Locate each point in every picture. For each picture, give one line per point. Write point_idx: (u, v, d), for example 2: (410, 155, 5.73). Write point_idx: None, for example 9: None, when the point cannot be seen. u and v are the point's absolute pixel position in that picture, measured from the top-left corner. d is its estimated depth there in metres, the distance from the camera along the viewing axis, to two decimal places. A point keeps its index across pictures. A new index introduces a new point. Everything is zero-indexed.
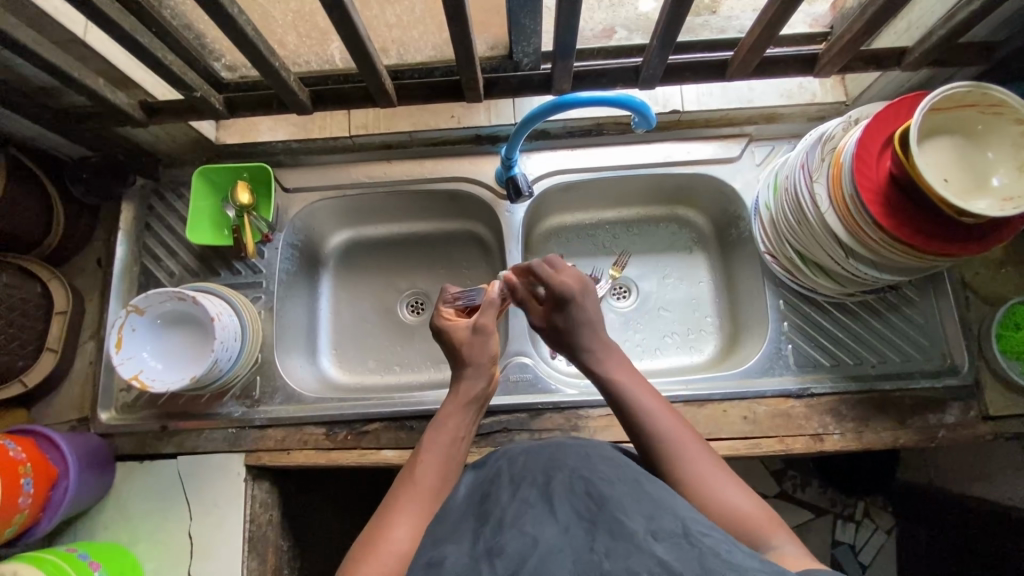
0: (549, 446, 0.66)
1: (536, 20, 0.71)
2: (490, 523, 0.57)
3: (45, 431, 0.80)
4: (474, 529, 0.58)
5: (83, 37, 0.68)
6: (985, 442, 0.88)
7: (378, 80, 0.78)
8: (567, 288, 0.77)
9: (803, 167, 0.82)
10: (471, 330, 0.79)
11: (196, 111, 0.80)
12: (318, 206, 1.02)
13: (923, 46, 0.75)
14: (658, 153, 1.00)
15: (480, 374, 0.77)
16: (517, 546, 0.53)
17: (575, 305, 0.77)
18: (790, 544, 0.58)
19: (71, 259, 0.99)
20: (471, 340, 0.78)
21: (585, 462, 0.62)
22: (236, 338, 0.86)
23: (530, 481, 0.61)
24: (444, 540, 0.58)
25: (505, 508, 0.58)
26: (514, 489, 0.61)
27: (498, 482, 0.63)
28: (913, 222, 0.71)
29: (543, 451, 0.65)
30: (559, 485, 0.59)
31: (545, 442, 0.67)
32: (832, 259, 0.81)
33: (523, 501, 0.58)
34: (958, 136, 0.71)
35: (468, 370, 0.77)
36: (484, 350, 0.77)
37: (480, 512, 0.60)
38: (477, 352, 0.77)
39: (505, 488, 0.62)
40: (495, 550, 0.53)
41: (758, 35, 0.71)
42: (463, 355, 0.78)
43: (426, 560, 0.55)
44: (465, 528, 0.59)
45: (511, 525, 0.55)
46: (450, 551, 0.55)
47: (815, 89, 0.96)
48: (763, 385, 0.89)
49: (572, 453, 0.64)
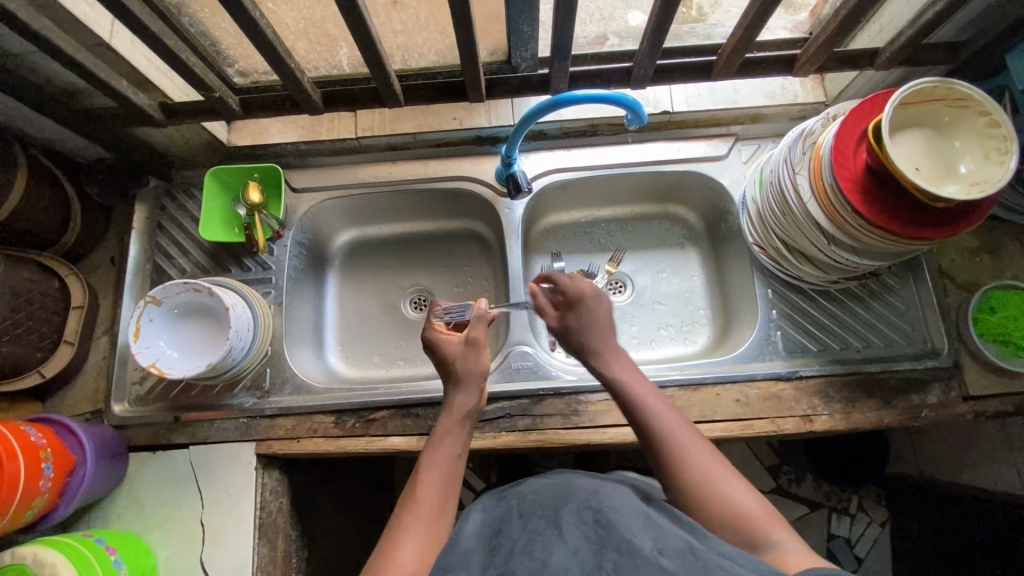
0: (562, 484, 0.71)
1: (534, 26, 0.76)
2: (502, 554, 0.62)
3: (63, 420, 0.83)
4: (486, 558, 0.63)
5: (109, 41, 0.72)
6: (967, 421, 0.92)
7: (386, 82, 0.82)
8: (581, 291, 0.83)
9: (786, 161, 0.87)
10: (464, 345, 0.82)
11: (212, 112, 0.85)
12: (325, 205, 1.06)
13: (893, 47, 0.81)
14: (650, 152, 1.06)
15: (471, 389, 0.80)
16: (528, 569, 0.57)
17: (586, 306, 0.83)
18: (795, 545, 0.59)
19: (85, 258, 1.02)
20: (461, 357, 0.81)
21: (594, 496, 0.67)
22: (248, 329, 0.89)
23: (540, 514, 0.66)
24: (456, 568, 0.61)
25: (516, 539, 0.63)
26: (524, 522, 0.66)
27: (510, 519, 0.67)
28: (888, 209, 0.76)
29: (555, 490, 0.70)
30: (569, 516, 0.64)
31: (558, 483, 0.72)
32: (815, 246, 0.86)
33: (533, 531, 0.63)
34: (927, 128, 0.76)
35: (459, 386, 0.80)
36: (473, 366, 0.80)
37: (491, 547, 0.64)
38: (469, 367, 0.80)
39: (516, 522, 0.66)
40: (507, 573, 0.58)
41: (739, 37, 0.76)
42: (454, 371, 0.81)
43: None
44: (475, 560, 0.62)
45: (523, 551, 0.60)
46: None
47: (797, 90, 1.02)
48: (754, 369, 0.94)
49: (581, 491, 0.69)
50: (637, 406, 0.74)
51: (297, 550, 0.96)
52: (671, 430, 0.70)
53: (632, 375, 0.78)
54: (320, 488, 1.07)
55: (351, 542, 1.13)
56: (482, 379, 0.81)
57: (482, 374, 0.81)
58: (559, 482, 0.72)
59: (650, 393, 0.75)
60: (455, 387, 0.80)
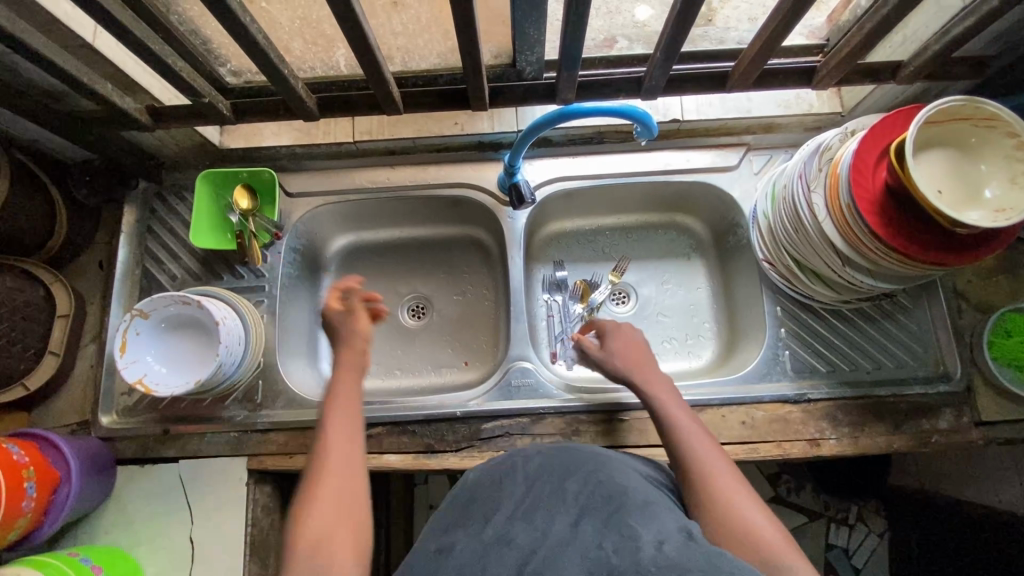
0: (570, 452, 0.74)
1: (541, 30, 0.72)
2: (503, 513, 0.65)
3: (47, 435, 0.80)
4: (487, 515, 0.66)
5: (92, 43, 0.69)
6: (977, 447, 0.90)
7: (385, 88, 0.78)
8: (608, 324, 0.90)
9: (801, 177, 0.83)
10: (343, 315, 0.81)
11: (203, 116, 0.81)
12: (320, 210, 1.02)
13: (918, 60, 0.77)
14: (658, 161, 1.02)
15: (358, 357, 0.79)
16: (527, 537, 0.60)
17: (615, 335, 0.88)
18: None
19: (72, 263, 0.99)
20: (348, 323, 0.81)
21: (603, 469, 0.69)
22: (240, 343, 0.86)
23: (546, 482, 0.68)
24: (456, 528, 0.66)
25: (520, 503, 0.66)
26: (527, 486, 0.68)
27: (514, 478, 0.70)
28: (908, 231, 0.73)
29: (563, 458, 0.72)
30: (573, 486, 0.66)
31: (563, 450, 0.75)
32: (829, 267, 0.83)
33: (536, 499, 0.66)
34: (951, 148, 0.73)
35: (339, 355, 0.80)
36: (352, 330, 0.80)
37: (493, 501, 0.68)
38: (350, 337, 0.80)
39: (520, 483, 0.69)
40: (507, 539, 0.61)
41: (759, 49, 0.73)
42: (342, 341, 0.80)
43: (437, 546, 0.64)
44: (474, 517, 0.66)
45: (524, 518, 0.63)
46: (459, 540, 0.63)
47: (812, 100, 0.98)
48: (761, 391, 0.91)
49: (590, 462, 0.71)
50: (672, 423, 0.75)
51: None
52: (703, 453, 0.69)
53: (666, 392, 0.79)
54: None
55: None
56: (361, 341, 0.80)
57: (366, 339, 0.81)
58: (566, 450, 0.75)
59: (688, 419, 0.75)
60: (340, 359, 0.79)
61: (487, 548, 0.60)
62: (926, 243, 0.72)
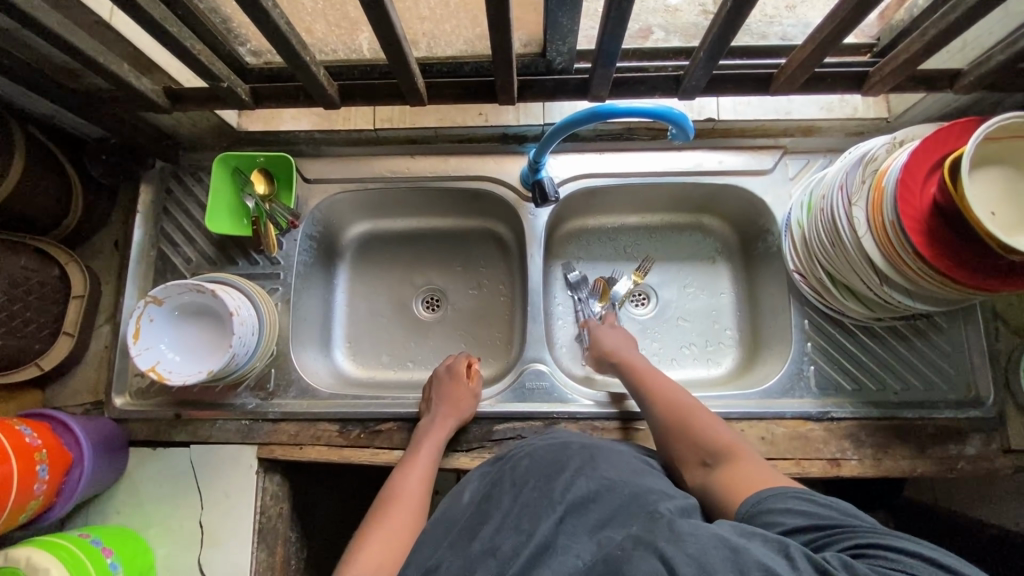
0: (560, 447, 0.72)
1: (575, 19, 0.67)
2: (491, 522, 0.65)
3: (61, 417, 0.81)
4: (476, 526, 0.66)
5: (108, 20, 0.67)
6: (1003, 475, 0.87)
7: (409, 78, 0.75)
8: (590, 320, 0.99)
9: (842, 189, 0.79)
10: (456, 385, 0.89)
11: (221, 99, 0.79)
12: (338, 198, 1.00)
13: (979, 70, 0.72)
14: (688, 161, 0.98)
15: (451, 422, 0.85)
16: (512, 544, 0.60)
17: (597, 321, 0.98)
18: (752, 468, 0.68)
19: (88, 241, 0.98)
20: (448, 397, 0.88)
21: (589, 466, 0.67)
22: (253, 333, 0.86)
23: (533, 486, 0.67)
24: (445, 545, 0.66)
25: (506, 510, 0.66)
26: (515, 492, 0.68)
27: (502, 485, 0.70)
28: (953, 253, 0.69)
29: (550, 456, 0.71)
30: (559, 487, 0.65)
31: (553, 448, 0.72)
32: (866, 284, 0.79)
33: (523, 504, 0.65)
34: (1010, 166, 0.68)
35: (432, 418, 0.86)
36: (459, 404, 0.87)
37: (481, 513, 0.68)
38: (453, 405, 0.86)
39: (508, 490, 0.69)
40: (493, 548, 0.61)
41: (811, 51, 0.68)
42: (440, 401, 0.86)
43: (425, 567, 0.64)
44: (466, 531, 0.66)
45: (510, 525, 0.63)
46: (446, 557, 0.64)
47: (857, 103, 0.93)
48: (783, 406, 0.88)
49: (576, 458, 0.69)
50: (637, 368, 0.86)
51: (296, 551, 0.94)
52: (677, 405, 0.78)
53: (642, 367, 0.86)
54: (321, 485, 1.05)
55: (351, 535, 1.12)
56: (455, 416, 0.86)
57: (465, 418, 0.87)
58: (554, 446, 0.73)
59: (663, 379, 0.83)
60: (436, 416, 0.85)
61: (474, 562, 0.61)
62: (970, 267, 0.68)
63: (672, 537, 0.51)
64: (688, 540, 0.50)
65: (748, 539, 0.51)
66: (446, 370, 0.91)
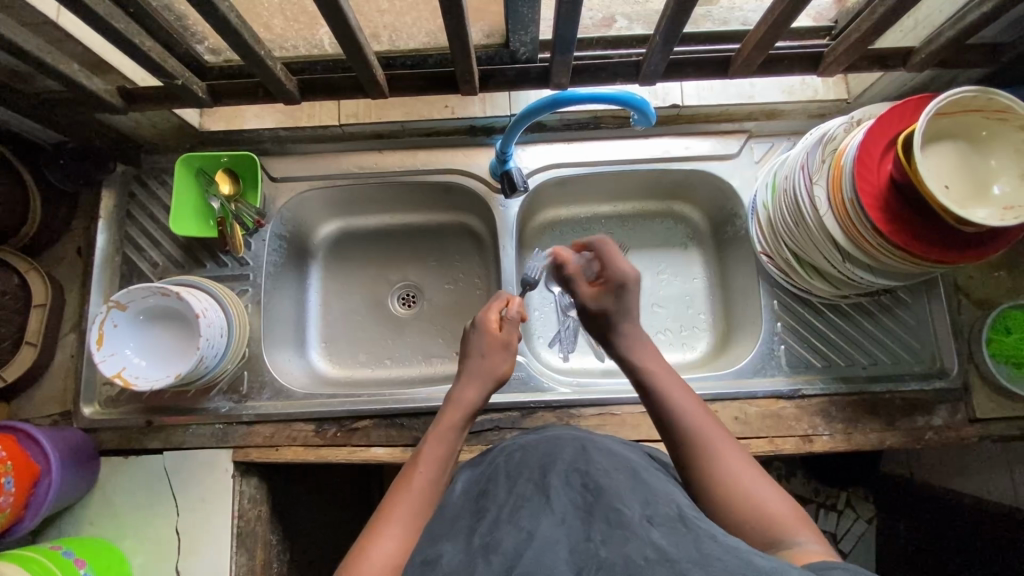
0: (551, 440, 0.70)
1: (535, 9, 0.67)
2: (486, 518, 0.61)
3: (26, 428, 0.79)
4: (470, 524, 0.62)
5: (55, 19, 0.66)
6: (971, 444, 0.89)
7: (368, 69, 0.74)
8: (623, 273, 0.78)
9: (803, 168, 0.80)
10: (495, 344, 0.78)
11: (179, 98, 0.78)
12: (306, 196, 0.99)
13: (930, 47, 0.74)
14: (657, 148, 0.98)
15: (482, 386, 0.76)
16: (513, 542, 0.56)
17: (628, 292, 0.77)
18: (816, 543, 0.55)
19: (48, 250, 0.96)
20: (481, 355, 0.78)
21: (584, 455, 0.66)
22: (222, 335, 0.85)
23: (528, 478, 0.64)
24: (441, 537, 0.60)
25: (503, 505, 0.62)
26: (511, 485, 0.64)
27: (496, 479, 0.66)
28: (913, 231, 0.70)
29: (542, 448, 0.68)
30: (556, 478, 0.63)
31: (546, 439, 0.70)
32: (829, 261, 0.80)
33: (520, 496, 0.62)
34: (961, 141, 0.70)
35: (470, 379, 0.76)
36: (492, 364, 0.77)
37: (478, 509, 0.63)
38: (484, 365, 0.77)
39: (503, 484, 0.65)
40: (492, 542, 0.56)
41: (764, 33, 0.69)
42: (473, 366, 0.77)
43: (421, 559, 0.58)
44: (460, 526, 0.62)
45: (508, 521, 0.59)
46: (446, 549, 0.58)
47: (818, 85, 0.94)
48: (755, 386, 0.90)
49: (569, 449, 0.67)
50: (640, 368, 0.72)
51: (278, 554, 0.94)
52: (694, 403, 0.66)
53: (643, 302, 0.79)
54: (301, 487, 1.05)
55: (334, 536, 1.12)
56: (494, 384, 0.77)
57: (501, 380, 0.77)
58: (547, 438, 0.70)
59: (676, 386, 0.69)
60: (464, 381, 0.76)
61: (472, 556, 0.55)
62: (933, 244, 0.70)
63: (699, 558, 0.48)
64: (717, 565, 0.47)
65: (774, 559, 0.47)
66: (478, 322, 0.80)
